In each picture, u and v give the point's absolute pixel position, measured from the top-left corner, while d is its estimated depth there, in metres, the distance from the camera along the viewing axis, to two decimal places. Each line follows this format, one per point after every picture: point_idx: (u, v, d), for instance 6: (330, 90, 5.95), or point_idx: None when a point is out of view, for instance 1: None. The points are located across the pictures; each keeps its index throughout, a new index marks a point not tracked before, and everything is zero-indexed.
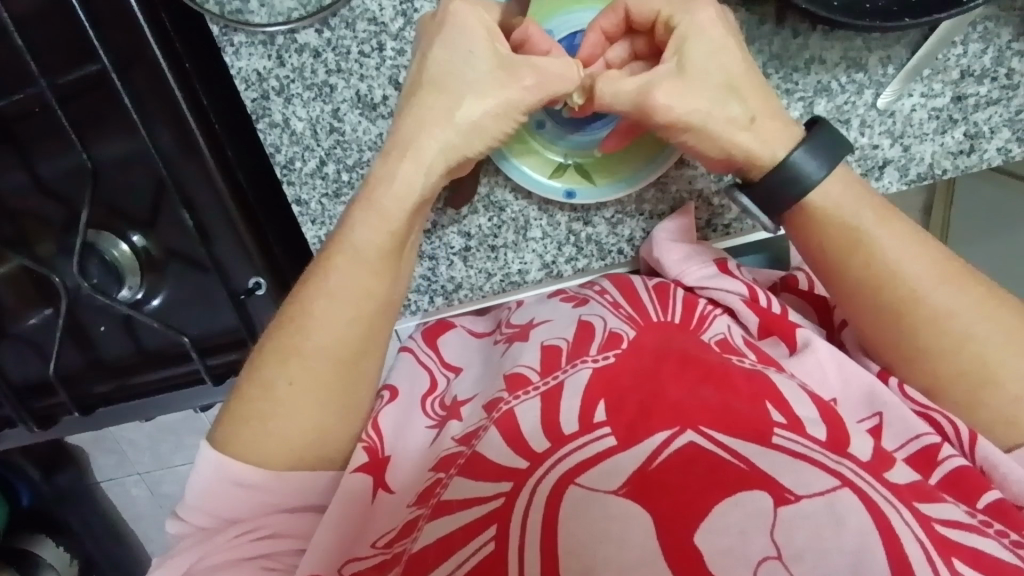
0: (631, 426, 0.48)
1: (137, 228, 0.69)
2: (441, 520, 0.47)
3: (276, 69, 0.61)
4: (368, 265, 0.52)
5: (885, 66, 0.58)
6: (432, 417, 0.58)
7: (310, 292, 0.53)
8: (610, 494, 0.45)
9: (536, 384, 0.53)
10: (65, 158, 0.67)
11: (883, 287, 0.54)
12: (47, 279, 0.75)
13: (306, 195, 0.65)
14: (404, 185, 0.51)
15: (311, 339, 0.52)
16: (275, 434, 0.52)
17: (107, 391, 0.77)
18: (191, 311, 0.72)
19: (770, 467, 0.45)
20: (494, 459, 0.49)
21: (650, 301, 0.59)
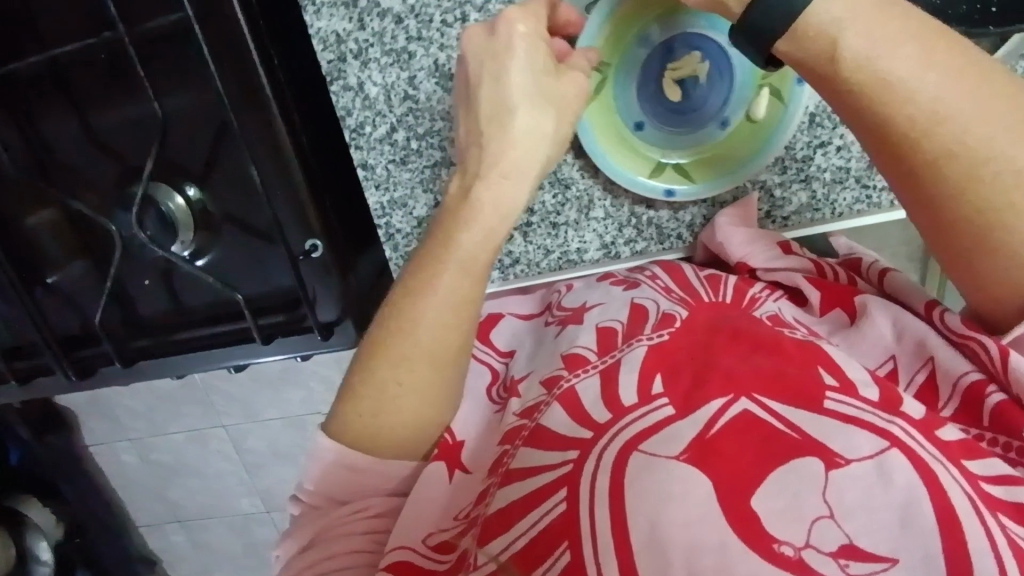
0: (688, 394, 0.50)
1: (192, 181, 0.68)
2: (510, 487, 0.51)
3: (355, 32, 0.64)
4: (468, 274, 0.53)
5: None
6: (496, 400, 0.61)
7: (413, 306, 0.54)
8: (671, 459, 0.47)
9: (593, 363, 0.55)
10: (126, 106, 0.66)
11: (930, 146, 0.47)
12: (89, 228, 0.73)
13: (373, 159, 0.70)
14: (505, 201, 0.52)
15: (402, 343, 0.54)
16: (382, 429, 0.55)
17: (143, 345, 0.77)
18: (240, 270, 0.73)
19: (820, 433, 0.47)
20: (558, 431, 0.51)
21: (702, 286, 0.61)
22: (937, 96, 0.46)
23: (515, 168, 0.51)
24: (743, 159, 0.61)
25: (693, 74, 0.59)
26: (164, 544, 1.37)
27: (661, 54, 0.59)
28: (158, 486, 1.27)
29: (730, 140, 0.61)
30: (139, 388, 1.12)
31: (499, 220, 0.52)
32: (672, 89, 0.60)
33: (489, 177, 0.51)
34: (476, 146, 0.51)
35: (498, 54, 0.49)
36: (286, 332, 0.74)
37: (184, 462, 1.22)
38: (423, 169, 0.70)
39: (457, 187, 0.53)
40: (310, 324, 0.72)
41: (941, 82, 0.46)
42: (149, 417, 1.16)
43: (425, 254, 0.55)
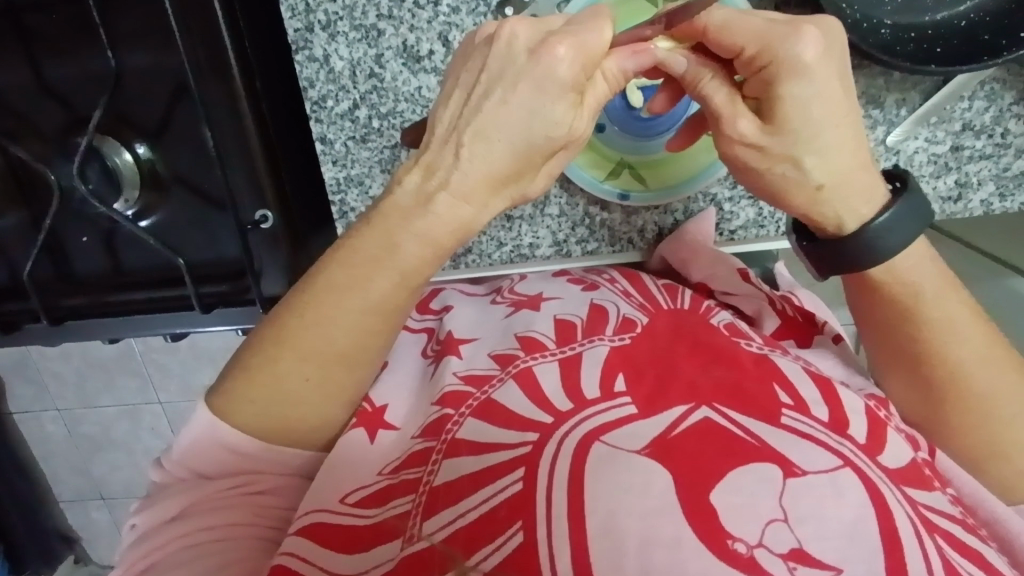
0: (651, 397, 0.52)
1: (143, 139, 0.67)
2: (458, 459, 0.50)
3: (325, 5, 0.61)
4: (396, 281, 0.52)
5: (899, 107, 0.60)
6: (429, 355, 0.63)
7: (335, 299, 0.52)
8: (632, 452, 0.48)
9: (552, 350, 0.56)
10: (81, 58, 0.64)
11: (930, 363, 0.57)
12: (28, 180, 0.70)
13: (332, 136, 0.64)
14: (448, 218, 0.50)
15: (315, 339, 0.53)
16: (276, 417, 0.54)
17: (76, 304, 0.74)
18: (187, 235, 0.71)
19: (779, 444, 0.49)
20: (516, 411, 0.52)
21: (659, 292, 0.63)
22: (949, 331, 0.56)
23: (487, 193, 0.49)
24: (693, 170, 0.64)
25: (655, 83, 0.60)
26: (83, 522, 1.33)
27: None
28: (82, 458, 1.22)
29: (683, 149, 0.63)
30: (72, 355, 1.07)
31: (450, 235, 0.50)
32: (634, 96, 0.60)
33: (461, 191, 0.49)
34: (436, 153, 0.49)
35: (502, 67, 0.46)
36: (225, 304, 0.72)
37: (112, 437, 1.19)
38: (383, 150, 0.65)
39: (413, 189, 0.50)
40: (253, 298, 0.70)
41: (947, 316, 0.56)
42: (80, 384, 1.11)
43: (354, 251, 0.52)
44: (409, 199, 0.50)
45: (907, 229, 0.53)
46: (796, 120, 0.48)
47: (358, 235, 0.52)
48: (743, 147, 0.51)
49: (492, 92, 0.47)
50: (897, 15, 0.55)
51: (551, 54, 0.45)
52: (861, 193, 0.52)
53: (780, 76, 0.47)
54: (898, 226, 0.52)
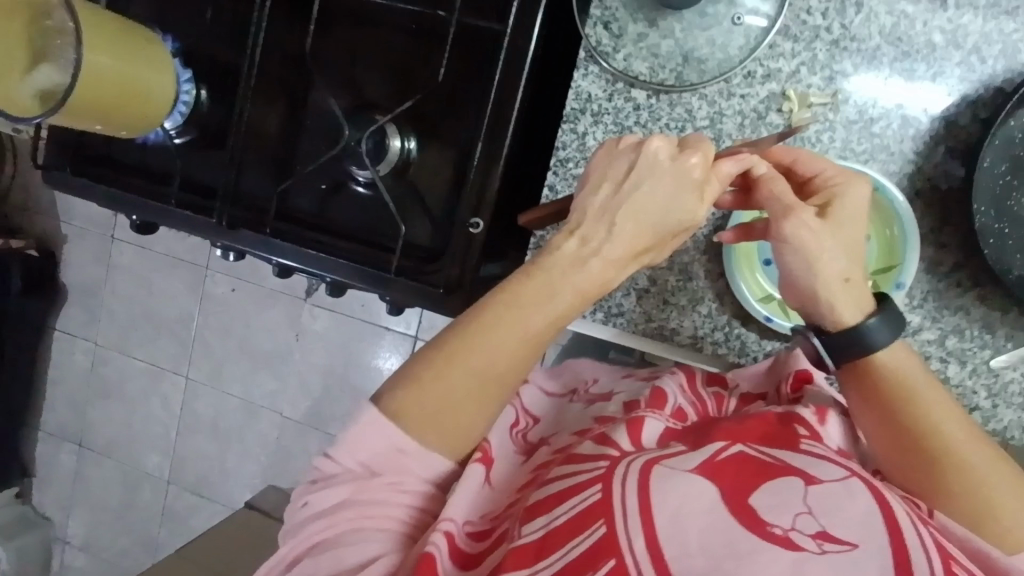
0: (698, 441, 0.58)
1: (418, 136, 0.86)
2: (551, 484, 0.56)
3: (602, 100, 0.79)
4: (557, 312, 0.61)
5: (1007, 340, 0.72)
6: (520, 444, 0.74)
7: (496, 328, 0.61)
8: (686, 471, 0.53)
9: (646, 411, 0.64)
10: (413, 61, 0.85)
11: (934, 447, 0.59)
12: (319, 128, 0.89)
13: (561, 187, 0.81)
14: (613, 266, 0.62)
15: (473, 363, 0.61)
16: (440, 429, 0.62)
17: (292, 232, 0.89)
18: (406, 215, 0.87)
19: (827, 481, 0.53)
20: (584, 450, 0.58)
21: (709, 395, 0.70)
22: (942, 415, 0.59)
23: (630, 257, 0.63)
24: None
25: None
26: None
27: None
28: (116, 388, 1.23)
29: None
30: None
31: (602, 289, 0.62)
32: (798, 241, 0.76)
33: (609, 257, 0.61)
34: (608, 216, 0.62)
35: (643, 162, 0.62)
36: (408, 278, 0.85)
37: None
38: None
39: (571, 251, 0.62)
40: (439, 283, 0.83)
41: (944, 409, 0.60)
42: None
43: (516, 295, 0.61)
44: (568, 259, 0.61)
45: (891, 331, 0.61)
46: (846, 223, 0.62)
47: (522, 278, 0.62)
48: (807, 233, 0.61)
49: (641, 184, 0.62)
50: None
51: (685, 160, 0.62)
52: (862, 296, 0.62)
53: (841, 201, 0.63)
54: (884, 330, 0.61)
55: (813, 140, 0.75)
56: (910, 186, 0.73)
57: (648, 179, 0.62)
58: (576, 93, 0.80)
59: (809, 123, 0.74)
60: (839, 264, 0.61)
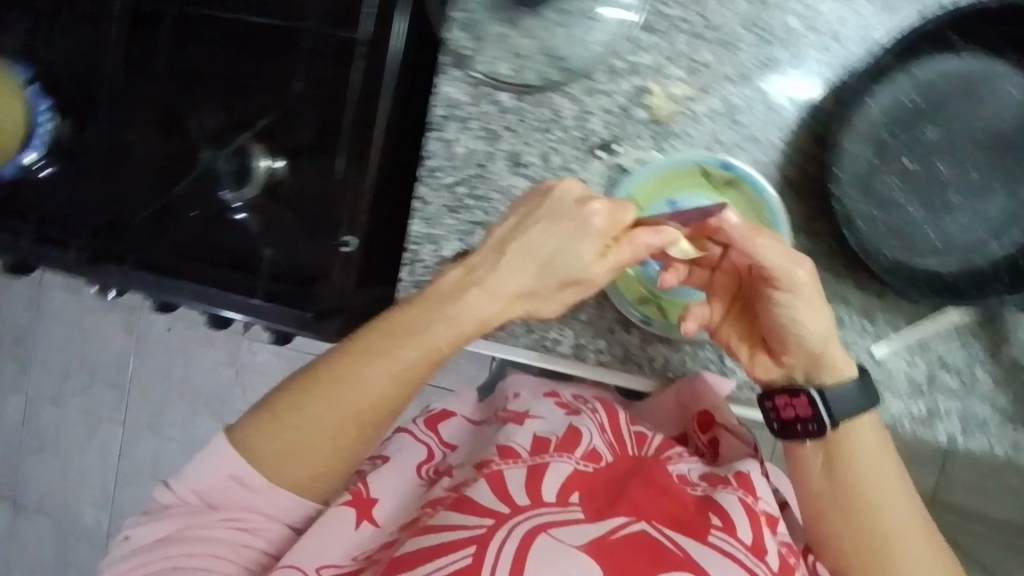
0: (599, 509, 0.59)
1: (284, 154, 0.82)
2: (423, 537, 0.58)
3: (468, 105, 0.76)
4: (427, 348, 0.61)
5: (888, 327, 0.70)
6: (423, 477, 0.72)
7: (367, 358, 0.61)
8: (573, 547, 0.55)
9: (522, 458, 0.64)
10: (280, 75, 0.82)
11: (869, 490, 0.62)
12: (181, 152, 0.85)
13: (431, 199, 0.78)
14: (493, 302, 0.60)
15: (336, 390, 0.61)
16: (284, 457, 0.62)
17: (155, 260, 0.83)
18: (276, 238, 0.82)
19: (706, 561, 0.55)
20: (481, 502, 0.59)
21: (630, 437, 0.70)
22: (880, 459, 0.63)
23: (514, 296, 0.60)
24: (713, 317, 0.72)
25: None
26: None
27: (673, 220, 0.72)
28: None
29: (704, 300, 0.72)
30: None
31: (478, 328, 0.61)
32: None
33: (493, 289, 0.60)
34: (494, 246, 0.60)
35: (547, 204, 0.59)
36: (281, 301, 0.79)
37: None
38: (467, 224, 0.77)
39: (454, 281, 0.61)
40: (308, 305, 0.79)
41: (882, 455, 0.63)
42: None
43: (392, 325, 0.61)
44: (448, 287, 0.61)
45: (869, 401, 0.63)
46: (802, 294, 0.61)
47: (404, 308, 0.62)
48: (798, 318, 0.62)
49: (540, 220, 0.59)
50: (897, 251, 0.68)
51: (589, 208, 0.58)
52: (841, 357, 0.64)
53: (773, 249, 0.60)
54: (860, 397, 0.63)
55: (680, 134, 0.72)
56: (781, 175, 0.71)
57: (549, 216, 0.59)
58: (440, 99, 0.76)
59: (674, 116, 0.72)
60: (821, 329, 0.63)
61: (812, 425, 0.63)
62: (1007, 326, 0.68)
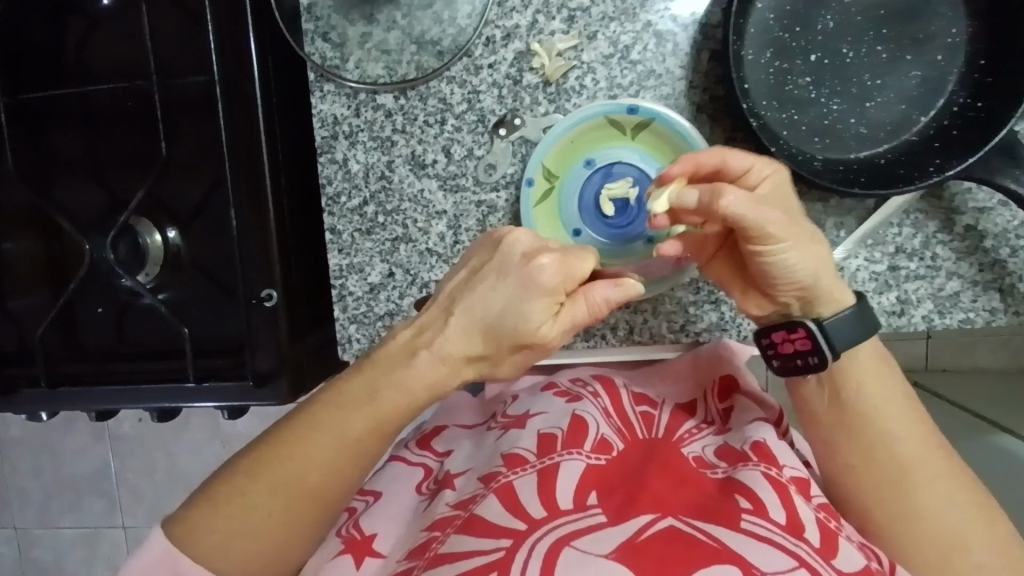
0: (619, 508, 0.55)
1: (175, 224, 0.76)
2: (438, 569, 0.53)
3: (350, 118, 0.70)
4: (369, 424, 0.59)
5: (838, 229, 0.68)
6: (423, 492, 0.67)
7: (317, 432, 0.60)
8: (601, 556, 0.50)
9: (532, 463, 0.59)
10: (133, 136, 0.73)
11: (864, 398, 0.62)
12: (61, 250, 0.77)
13: (341, 226, 0.72)
14: (430, 370, 0.57)
15: (284, 472, 0.60)
16: (230, 546, 0.60)
17: (77, 371, 0.78)
18: (194, 310, 0.76)
19: (739, 547, 0.51)
20: (493, 520, 0.55)
21: (638, 422, 0.66)
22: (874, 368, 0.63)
23: (459, 359, 0.57)
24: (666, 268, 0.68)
25: (626, 195, 0.67)
26: None
27: (596, 179, 0.68)
28: None
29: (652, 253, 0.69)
30: None
31: (426, 398, 0.58)
32: (607, 205, 0.68)
33: (439, 353, 0.56)
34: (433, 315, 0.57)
35: (496, 262, 0.55)
36: (215, 378, 0.75)
37: None
38: (385, 242, 0.72)
39: (403, 342, 0.58)
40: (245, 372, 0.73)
41: (878, 366, 0.63)
42: None
43: (338, 394, 0.61)
44: (394, 348, 0.58)
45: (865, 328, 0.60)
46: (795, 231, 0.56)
47: (348, 376, 0.61)
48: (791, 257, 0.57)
49: (488, 278, 0.55)
50: (827, 150, 0.65)
51: (536, 264, 0.53)
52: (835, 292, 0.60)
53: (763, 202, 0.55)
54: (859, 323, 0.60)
55: (577, 88, 0.68)
56: (691, 104, 0.67)
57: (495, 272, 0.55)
58: (319, 118, 0.71)
59: (565, 72, 0.67)
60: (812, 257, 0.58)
61: (813, 357, 0.61)
62: (954, 197, 0.66)
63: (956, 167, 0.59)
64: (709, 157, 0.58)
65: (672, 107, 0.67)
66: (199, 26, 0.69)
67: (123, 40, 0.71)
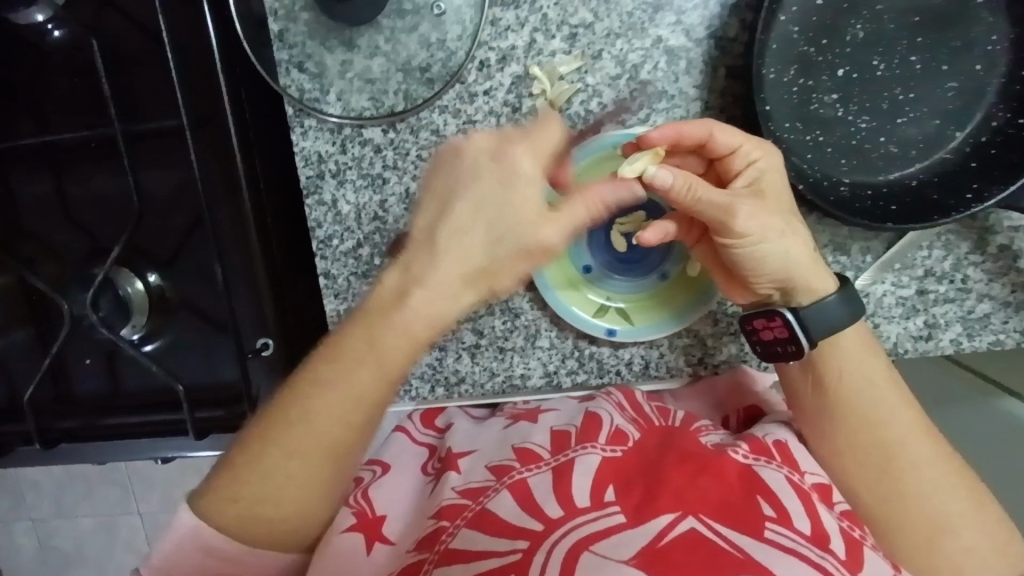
0: (639, 507, 0.50)
1: (155, 268, 0.70)
2: (450, 568, 0.48)
3: (336, 155, 0.64)
4: (378, 378, 0.49)
5: (864, 254, 0.64)
6: (429, 473, 0.61)
7: (314, 403, 0.49)
8: (621, 563, 0.46)
9: (546, 460, 0.55)
10: (102, 180, 0.68)
11: (848, 384, 0.56)
12: (42, 302, 0.72)
13: (336, 270, 0.67)
14: (430, 316, 0.47)
15: (297, 433, 0.49)
16: (254, 517, 0.50)
17: (69, 427, 0.74)
18: (186, 359, 0.73)
19: (764, 558, 0.46)
20: (507, 518, 0.50)
21: (652, 412, 0.62)
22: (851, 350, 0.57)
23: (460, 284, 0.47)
24: (682, 306, 0.65)
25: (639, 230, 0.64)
26: None
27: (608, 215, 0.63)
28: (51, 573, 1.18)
29: (667, 288, 0.66)
30: (51, 468, 1.06)
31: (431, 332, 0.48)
32: (619, 241, 0.64)
33: (434, 284, 0.46)
34: (427, 248, 0.47)
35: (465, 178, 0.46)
36: (217, 429, 0.73)
37: (82, 551, 1.15)
38: None
39: (391, 287, 0.48)
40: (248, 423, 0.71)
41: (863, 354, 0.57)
42: (58, 495, 1.09)
43: (335, 351, 0.49)
44: (386, 295, 0.48)
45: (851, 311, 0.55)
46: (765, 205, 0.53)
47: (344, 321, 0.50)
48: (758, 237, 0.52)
49: (457, 196, 0.46)
50: (854, 173, 0.60)
51: (506, 155, 0.46)
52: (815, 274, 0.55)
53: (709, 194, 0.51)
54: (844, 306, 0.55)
55: (582, 115, 0.62)
56: None
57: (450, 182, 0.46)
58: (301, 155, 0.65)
59: (569, 97, 0.62)
60: (792, 238, 0.53)
61: (790, 347, 0.55)
62: (988, 217, 0.62)
63: (998, 194, 0.55)
64: (693, 129, 0.54)
65: None
66: (160, 60, 0.62)
67: (76, 76, 0.63)
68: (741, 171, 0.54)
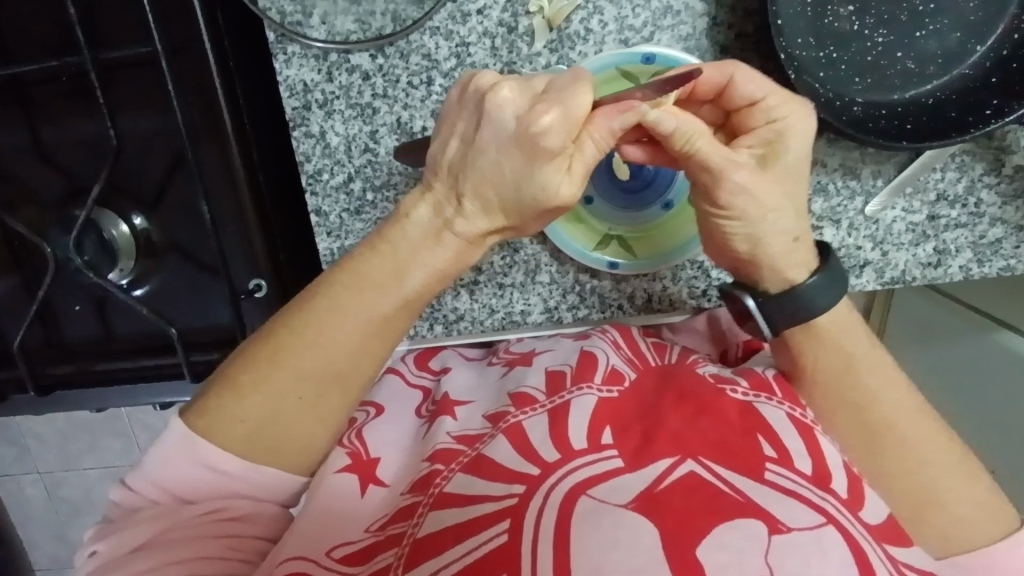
0: (636, 451, 0.49)
1: (140, 210, 0.68)
2: (444, 512, 0.47)
3: (323, 83, 0.61)
4: (403, 302, 0.49)
5: (876, 178, 0.61)
6: (423, 415, 0.59)
7: (337, 326, 0.48)
8: (619, 507, 0.45)
9: (542, 403, 0.53)
10: (76, 117, 0.64)
11: (837, 363, 0.54)
12: (26, 247, 0.70)
13: (327, 207, 0.65)
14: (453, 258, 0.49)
15: (312, 357, 0.48)
16: (262, 438, 0.48)
17: (63, 373, 0.73)
18: (180, 303, 0.71)
19: (763, 500, 0.45)
20: (504, 464, 0.49)
21: (649, 350, 0.61)
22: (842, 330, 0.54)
23: (482, 235, 0.48)
24: (685, 237, 0.64)
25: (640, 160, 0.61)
26: None
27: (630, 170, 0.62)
28: (63, 524, 1.20)
29: (670, 220, 0.64)
30: (56, 418, 1.06)
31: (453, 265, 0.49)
32: (621, 168, 0.62)
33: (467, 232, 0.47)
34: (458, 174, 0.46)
35: (487, 136, 0.43)
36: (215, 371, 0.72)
37: (92, 501, 1.16)
38: (377, 222, 0.65)
39: (419, 219, 0.48)
40: None
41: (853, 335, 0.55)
42: (62, 445, 1.09)
43: (359, 276, 0.48)
44: (420, 232, 0.48)
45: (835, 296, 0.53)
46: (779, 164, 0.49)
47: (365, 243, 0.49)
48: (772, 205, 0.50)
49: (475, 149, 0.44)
50: (869, 92, 0.57)
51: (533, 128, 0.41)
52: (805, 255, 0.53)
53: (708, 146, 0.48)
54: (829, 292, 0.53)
55: (582, 34, 0.59)
56: (714, 45, 0.59)
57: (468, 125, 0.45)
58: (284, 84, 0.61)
59: (568, 14, 0.58)
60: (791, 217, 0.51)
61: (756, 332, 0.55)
62: (1005, 135, 0.60)
63: (1019, 109, 0.53)
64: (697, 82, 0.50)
65: (693, 49, 0.59)
66: None
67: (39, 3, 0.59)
68: (759, 129, 0.50)
